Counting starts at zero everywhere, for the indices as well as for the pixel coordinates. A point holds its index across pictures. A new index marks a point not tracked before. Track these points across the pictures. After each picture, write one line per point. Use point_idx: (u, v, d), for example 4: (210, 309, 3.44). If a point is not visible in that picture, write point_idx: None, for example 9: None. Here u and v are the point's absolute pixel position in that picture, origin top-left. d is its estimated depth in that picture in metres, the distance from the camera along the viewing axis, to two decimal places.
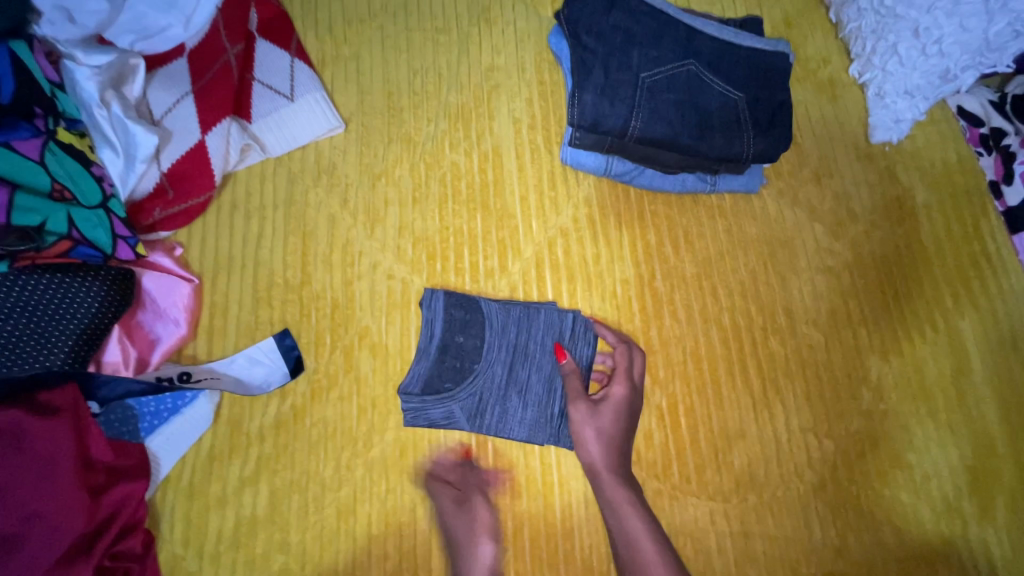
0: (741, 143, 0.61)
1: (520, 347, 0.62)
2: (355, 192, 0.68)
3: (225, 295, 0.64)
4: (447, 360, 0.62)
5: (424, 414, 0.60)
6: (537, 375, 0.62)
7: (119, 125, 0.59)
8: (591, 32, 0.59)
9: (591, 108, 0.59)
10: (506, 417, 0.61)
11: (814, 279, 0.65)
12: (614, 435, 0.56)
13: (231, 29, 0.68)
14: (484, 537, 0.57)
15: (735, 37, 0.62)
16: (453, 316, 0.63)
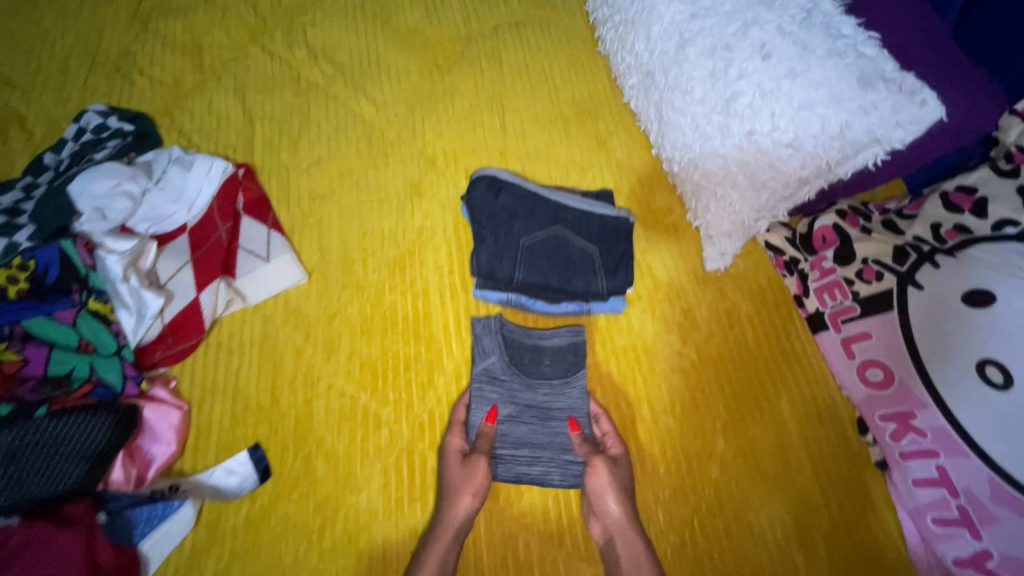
0: (596, 283, 0.86)
1: (549, 409, 0.82)
2: (315, 328, 0.88)
3: (208, 417, 0.81)
4: (529, 366, 0.84)
5: (484, 352, 0.84)
6: (541, 411, 0.82)
7: (135, 294, 0.78)
8: (484, 212, 0.88)
9: (486, 263, 0.85)
10: (495, 398, 0.82)
11: (669, 376, 0.87)
12: (625, 490, 0.74)
13: (223, 212, 0.91)
14: (468, 494, 0.73)
15: (588, 207, 0.90)
16: (546, 354, 0.85)
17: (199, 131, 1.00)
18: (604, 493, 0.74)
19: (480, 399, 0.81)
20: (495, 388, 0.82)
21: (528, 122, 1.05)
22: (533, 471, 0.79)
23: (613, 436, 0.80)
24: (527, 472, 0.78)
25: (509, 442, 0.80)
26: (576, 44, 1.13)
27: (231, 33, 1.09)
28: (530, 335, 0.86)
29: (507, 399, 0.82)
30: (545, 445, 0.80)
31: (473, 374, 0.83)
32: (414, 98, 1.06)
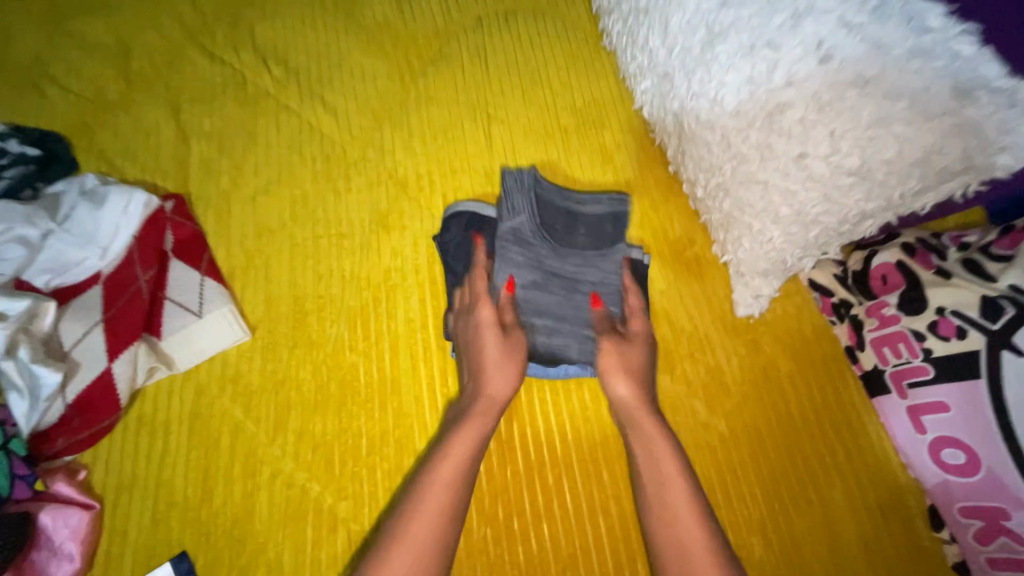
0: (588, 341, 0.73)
1: (576, 280, 0.75)
2: (259, 399, 0.72)
3: (124, 518, 0.66)
4: (560, 234, 0.77)
5: (512, 208, 0.77)
6: (567, 283, 0.74)
7: (25, 368, 0.63)
8: (461, 260, 0.76)
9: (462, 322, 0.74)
10: (518, 262, 0.73)
11: (692, 456, 0.70)
12: (637, 372, 0.66)
13: (145, 256, 0.74)
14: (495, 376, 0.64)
15: (580, 203, 0.79)
16: (581, 223, 0.78)
17: (123, 155, 0.83)
18: (615, 371, 0.65)
19: (502, 262, 0.73)
20: (524, 240, 0.75)
21: (519, 135, 0.87)
22: (553, 341, 0.72)
23: (637, 313, 0.72)
24: (545, 341, 0.71)
25: (531, 310, 0.72)
26: (576, 38, 0.95)
27: (164, 33, 0.92)
28: (566, 203, 0.79)
29: (531, 265, 0.74)
30: (566, 314, 0.73)
31: (499, 233, 0.75)
32: (383, 108, 0.88)
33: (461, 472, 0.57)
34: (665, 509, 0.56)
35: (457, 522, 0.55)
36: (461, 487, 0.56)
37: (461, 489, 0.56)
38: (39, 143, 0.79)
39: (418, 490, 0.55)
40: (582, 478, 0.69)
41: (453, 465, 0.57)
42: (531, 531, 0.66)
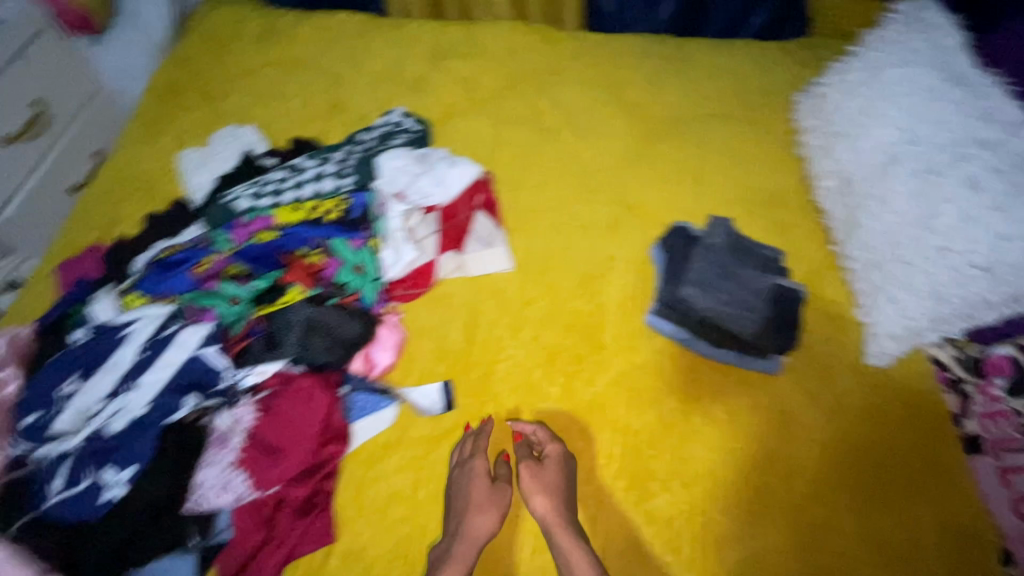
0: (749, 324, 0.98)
1: (744, 284, 1.02)
2: (510, 308, 1.06)
3: (416, 348, 1.02)
4: (741, 254, 1.06)
5: (712, 230, 1.09)
6: (740, 283, 1.02)
7: (399, 242, 1.05)
8: (676, 256, 1.07)
9: (667, 291, 1.03)
10: (708, 260, 1.04)
11: (810, 445, 0.92)
12: (547, 516, 0.84)
13: (468, 203, 1.15)
14: (477, 516, 0.83)
15: (754, 245, 1.08)
16: (754, 255, 1.06)
17: (456, 144, 1.28)
18: (533, 495, 0.86)
19: (696, 255, 1.05)
20: (714, 254, 1.05)
21: (717, 199, 1.20)
22: (721, 313, 0.99)
23: (548, 439, 0.91)
24: (714, 309, 0.99)
25: (711, 288, 1.01)
26: (775, 142, 1.27)
27: (497, 77, 1.40)
28: (746, 241, 1.08)
29: (718, 264, 1.03)
30: (735, 300, 1.00)
31: (698, 242, 1.07)
32: (624, 160, 1.27)
33: None
34: None
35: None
36: None
37: None
38: (421, 127, 1.28)
39: None
40: (720, 428, 0.93)
41: None
42: (677, 449, 0.92)
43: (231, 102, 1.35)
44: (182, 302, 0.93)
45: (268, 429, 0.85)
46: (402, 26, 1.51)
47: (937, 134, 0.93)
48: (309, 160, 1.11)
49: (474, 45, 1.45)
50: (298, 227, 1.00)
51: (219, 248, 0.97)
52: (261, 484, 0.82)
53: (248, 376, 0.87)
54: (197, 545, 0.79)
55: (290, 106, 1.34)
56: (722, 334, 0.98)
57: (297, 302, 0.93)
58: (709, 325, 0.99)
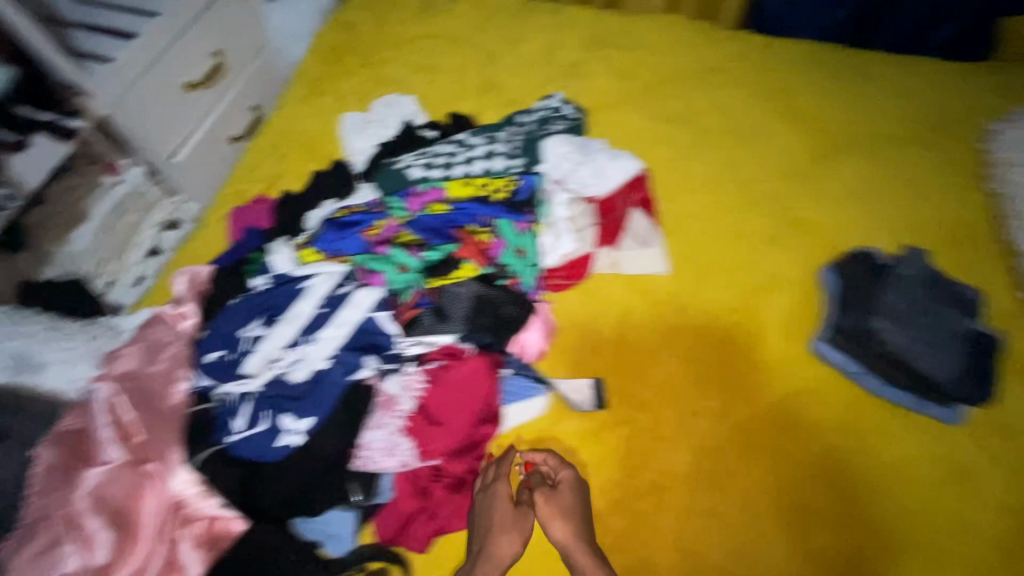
0: (940, 370, 0.91)
1: (933, 324, 0.94)
2: (664, 314, 1.03)
3: (564, 340, 1.00)
4: (940, 289, 0.98)
5: (903, 258, 1.01)
6: (936, 321, 0.94)
7: (562, 231, 1.03)
8: (853, 283, 1.00)
9: (848, 319, 0.96)
10: (901, 293, 0.97)
11: (995, 511, 0.83)
12: (564, 540, 0.79)
13: (629, 199, 1.12)
14: (498, 539, 0.78)
15: (950, 280, 1.00)
16: (948, 293, 0.98)
17: (611, 136, 1.24)
18: (550, 520, 0.80)
19: (891, 285, 0.98)
20: (909, 286, 0.98)
21: (894, 226, 1.11)
22: (908, 353, 0.92)
23: (559, 464, 0.86)
24: (903, 347, 0.92)
25: (898, 323, 0.94)
26: (962, 173, 1.16)
27: (654, 71, 1.34)
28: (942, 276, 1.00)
29: (908, 298, 0.97)
30: (928, 341, 0.93)
31: (889, 269, 1.00)
32: (789, 172, 1.19)
33: None
34: None
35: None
36: None
37: None
38: (579, 115, 1.25)
39: None
40: (890, 475, 0.87)
41: None
42: (844, 489, 0.86)
43: (387, 70, 1.36)
44: (355, 263, 0.94)
45: (432, 401, 0.84)
46: (558, 9, 1.48)
47: None
48: (476, 137, 1.11)
49: (633, 37, 1.41)
50: (469, 203, 0.99)
51: (394, 214, 0.99)
52: (424, 453, 0.82)
53: (416, 345, 0.88)
54: (359, 502, 0.80)
55: (442, 80, 1.34)
56: (907, 375, 0.91)
57: (469, 279, 0.93)
58: (893, 363, 0.92)
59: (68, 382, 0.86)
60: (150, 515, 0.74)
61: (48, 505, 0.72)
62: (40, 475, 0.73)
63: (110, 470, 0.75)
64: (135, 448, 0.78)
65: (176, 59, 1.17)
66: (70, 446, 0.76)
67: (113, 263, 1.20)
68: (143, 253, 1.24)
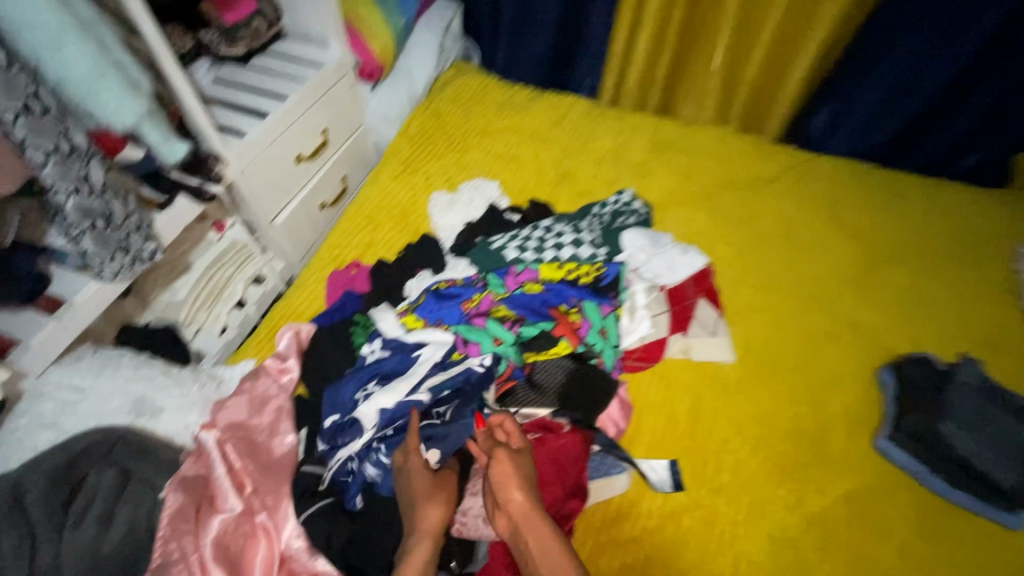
0: (1004, 473, 0.95)
1: (989, 420, 1.00)
2: (732, 401, 1.08)
3: (641, 420, 1.05)
4: (1004, 398, 1.02)
5: (971, 367, 1.06)
6: (995, 425, 0.99)
7: (639, 317, 1.11)
8: (912, 385, 1.06)
9: (915, 421, 1.01)
10: (970, 400, 1.02)
11: None
12: (518, 507, 0.75)
13: (697, 288, 1.21)
14: (433, 507, 0.76)
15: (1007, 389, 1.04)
16: (1006, 399, 1.02)
17: (674, 231, 1.37)
18: (511, 492, 0.76)
19: (963, 383, 1.04)
20: (969, 387, 1.03)
21: (945, 332, 1.19)
22: (975, 458, 0.97)
23: (518, 435, 0.85)
24: (967, 448, 0.98)
25: (962, 426, 1.00)
26: (997, 289, 1.27)
27: (710, 176, 1.50)
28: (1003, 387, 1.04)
29: (972, 404, 1.02)
30: (992, 443, 0.98)
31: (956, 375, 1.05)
32: (844, 277, 1.29)
33: None
34: None
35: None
36: None
37: None
38: (647, 210, 1.36)
39: None
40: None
41: None
42: None
43: (470, 155, 1.51)
44: (454, 332, 1.02)
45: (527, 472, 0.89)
46: (621, 115, 1.66)
47: None
48: (561, 225, 1.23)
49: (689, 145, 1.58)
50: (559, 286, 1.09)
51: (493, 289, 1.08)
52: None
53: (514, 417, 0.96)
54: (453, 568, 0.81)
55: (521, 169, 1.49)
56: (976, 481, 0.96)
57: (564, 356, 1.02)
58: (960, 468, 0.97)
59: (182, 428, 0.91)
60: (261, 565, 0.77)
61: (177, 548, 0.73)
62: (168, 514, 0.75)
63: (230, 517, 0.78)
64: (247, 497, 0.82)
65: (295, 136, 1.32)
66: (194, 488, 0.79)
67: (204, 312, 1.27)
68: (231, 304, 1.32)
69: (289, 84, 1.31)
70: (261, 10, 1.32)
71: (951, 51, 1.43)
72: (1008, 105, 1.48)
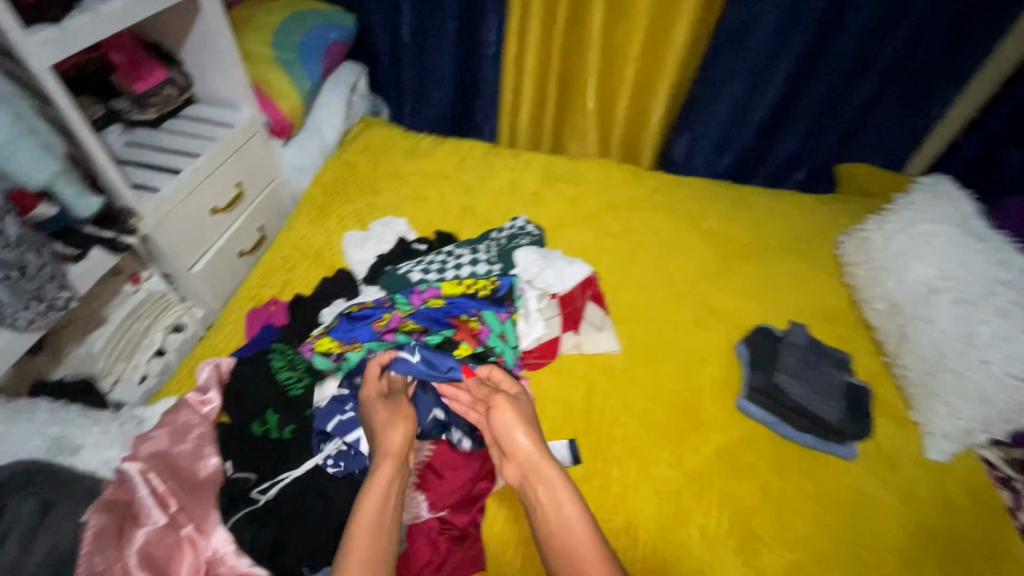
0: (828, 409, 1.17)
1: (812, 367, 1.24)
2: (620, 384, 1.25)
3: (543, 409, 1.19)
4: (821, 350, 1.28)
5: (798, 332, 1.31)
6: (817, 373, 1.23)
7: (533, 319, 1.27)
8: (754, 351, 1.30)
9: (758, 379, 1.23)
10: (797, 354, 1.26)
11: (893, 525, 1.06)
12: (522, 444, 0.92)
13: (584, 292, 1.38)
14: (394, 432, 0.94)
15: (823, 344, 1.30)
16: (826, 354, 1.28)
17: (565, 249, 1.57)
18: (514, 429, 0.93)
19: (792, 342, 1.29)
20: (793, 342, 1.29)
21: (787, 311, 1.44)
22: (808, 401, 1.18)
23: (511, 380, 1.03)
24: (799, 392, 1.19)
25: (792, 375, 1.22)
26: (826, 271, 1.55)
27: (593, 201, 1.73)
28: (819, 344, 1.29)
29: (798, 359, 1.25)
30: (816, 386, 1.21)
31: (787, 336, 1.30)
32: (707, 274, 1.52)
33: (382, 495, 0.85)
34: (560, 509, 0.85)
35: (390, 526, 0.83)
36: (385, 510, 0.84)
37: (383, 502, 0.85)
38: (540, 232, 1.56)
39: (357, 513, 0.83)
40: (807, 502, 1.08)
41: (371, 498, 0.85)
42: (776, 515, 1.06)
43: (380, 198, 1.66)
44: (367, 348, 1.13)
45: (441, 457, 1.04)
46: (515, 154, 1.88)
47: (972, 274, 1.19)
48: (461, 250, 1.40)
49: (574, 175, 1.81)
50: (461, 299, 1.24)
51: (399, 307, 1.21)
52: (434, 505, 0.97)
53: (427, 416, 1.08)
54: None
55: (427, 206, 1.65)
56: (810, 422, 1.17)
57: (468, 358, 1.16)
58: (797, 412, 1.18)
59: (102, 463, 0.95)
60: (188, 569, 0.84)
61: (102, 559, 0.77)
62: (92, 534, 0.79)
63: (155, 529, 0.84)
64: (173, 514, 0.88)
65: (210, 189, 1.42)
66: (116, 509, 0.83)
67: (122, 362, 1.30)
68: (151, 353, 1.35)
69: (201, 143, 1.42)
70: (171, 79, 1.45)
71: (762, 89, 1.75)
72: (817, 130, 1.84)
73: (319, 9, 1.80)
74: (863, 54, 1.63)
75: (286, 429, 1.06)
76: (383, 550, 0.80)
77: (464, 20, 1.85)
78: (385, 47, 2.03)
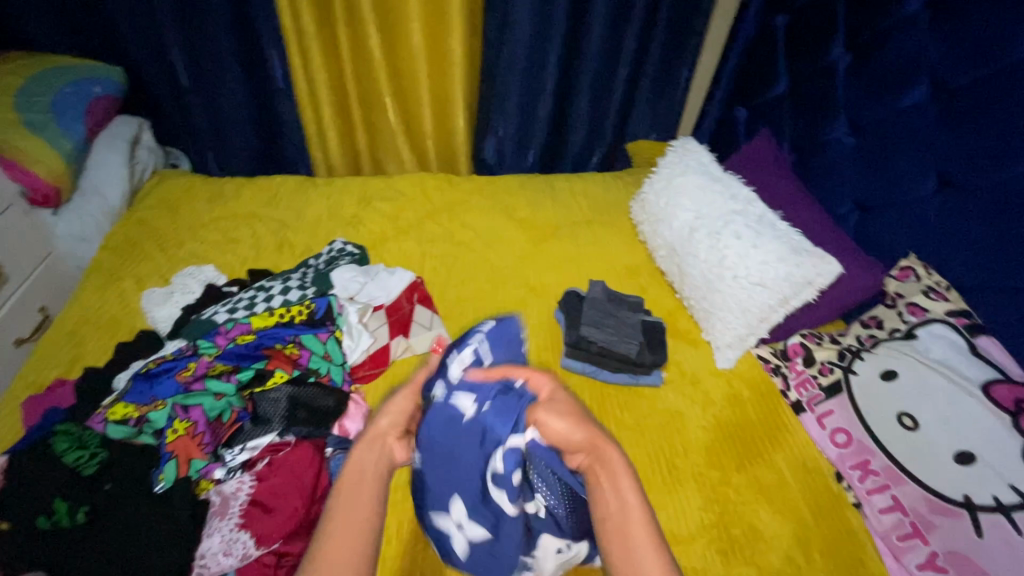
0: (627, 345, 1.33)
1: (612, 314, 1.41)
2: None
3: None
4: (618, 298, 1.47)
5: (600, 287, 1.47)
6: (616, 319, 1.40)
7: (356, 332, 1.27)
8: (565, 314, 1.44)
9: (573, 337, 1.36)
10: (598, 307, 1.41)
11: (697, 430, 1.23)
12: (572, 436, 0.83)
13: (409, 294, 1.37)
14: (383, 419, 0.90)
15: (621, 294, 1.48)
16: (625, 302, 1.46)
17: (389, 261, 1.60)
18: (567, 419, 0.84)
19: (593, 295, 1.45)
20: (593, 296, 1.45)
21: (595, 274, 1.61)
22: (612, 344, 1.33)
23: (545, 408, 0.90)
24: (604, 338, 1.34)
25: (594, 325, 1.37)
26: (624, 233, 1.76)
27: (412, 211, 1.79)
28: (614, 295, 1.47)
29: (600, 311, 1.41)
30: (614, 328, 1.37)
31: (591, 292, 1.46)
32: (524, 257, 1.65)
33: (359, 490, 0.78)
34: (626, 503, 0.77)
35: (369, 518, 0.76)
36: (363, 503, 0.77)
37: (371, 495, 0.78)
38: (361, 249, 1.57)
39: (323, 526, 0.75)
40: (626, 431, 1.21)
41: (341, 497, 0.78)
42: None
43: (184, 250, 1.56)
44: (170, 404, 1.06)
45: (264, 488, 0.98)
46: (330, 182, 1.89)
47: (714, 210, 1.44)
48: (272, 281, 1.38)
49: (392, 191, 1.86)
50: (273, 329, 1.23)
51: (205, 353, 1.16)
52: (261, 540, 0.92)
53: (242, 453, 1.04)
54: None
55: (239, 248, 1.59)
56: (618, 362, 1.32)
57: (285, 382, 1.14)
58: (606, 356, 1.33)
59: None
60: None
61: None
62: None
63: None
64: None
65: None
66: None
67: None
68: None
69: None
70: None
71: (540, 88, 1.96)
72: (598, 117, 2.10)
73: (72, 64, 1.66)
74: (611, 47, 1.90)
75: (79, 513, 0.92)
76: (362, 539, 0.73)
77: (245, 58, 1.83)
78: (167, 98, 1.92)
